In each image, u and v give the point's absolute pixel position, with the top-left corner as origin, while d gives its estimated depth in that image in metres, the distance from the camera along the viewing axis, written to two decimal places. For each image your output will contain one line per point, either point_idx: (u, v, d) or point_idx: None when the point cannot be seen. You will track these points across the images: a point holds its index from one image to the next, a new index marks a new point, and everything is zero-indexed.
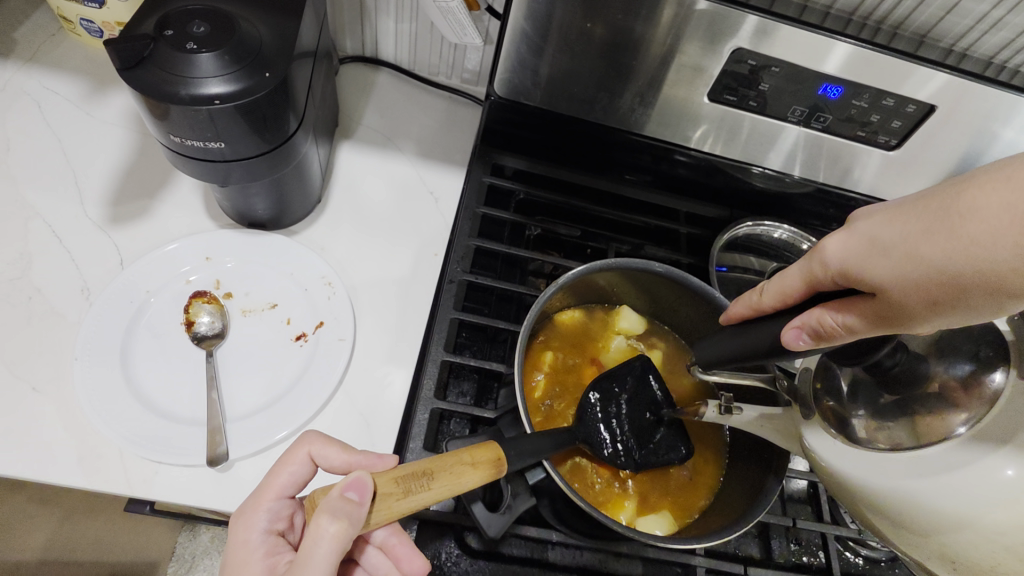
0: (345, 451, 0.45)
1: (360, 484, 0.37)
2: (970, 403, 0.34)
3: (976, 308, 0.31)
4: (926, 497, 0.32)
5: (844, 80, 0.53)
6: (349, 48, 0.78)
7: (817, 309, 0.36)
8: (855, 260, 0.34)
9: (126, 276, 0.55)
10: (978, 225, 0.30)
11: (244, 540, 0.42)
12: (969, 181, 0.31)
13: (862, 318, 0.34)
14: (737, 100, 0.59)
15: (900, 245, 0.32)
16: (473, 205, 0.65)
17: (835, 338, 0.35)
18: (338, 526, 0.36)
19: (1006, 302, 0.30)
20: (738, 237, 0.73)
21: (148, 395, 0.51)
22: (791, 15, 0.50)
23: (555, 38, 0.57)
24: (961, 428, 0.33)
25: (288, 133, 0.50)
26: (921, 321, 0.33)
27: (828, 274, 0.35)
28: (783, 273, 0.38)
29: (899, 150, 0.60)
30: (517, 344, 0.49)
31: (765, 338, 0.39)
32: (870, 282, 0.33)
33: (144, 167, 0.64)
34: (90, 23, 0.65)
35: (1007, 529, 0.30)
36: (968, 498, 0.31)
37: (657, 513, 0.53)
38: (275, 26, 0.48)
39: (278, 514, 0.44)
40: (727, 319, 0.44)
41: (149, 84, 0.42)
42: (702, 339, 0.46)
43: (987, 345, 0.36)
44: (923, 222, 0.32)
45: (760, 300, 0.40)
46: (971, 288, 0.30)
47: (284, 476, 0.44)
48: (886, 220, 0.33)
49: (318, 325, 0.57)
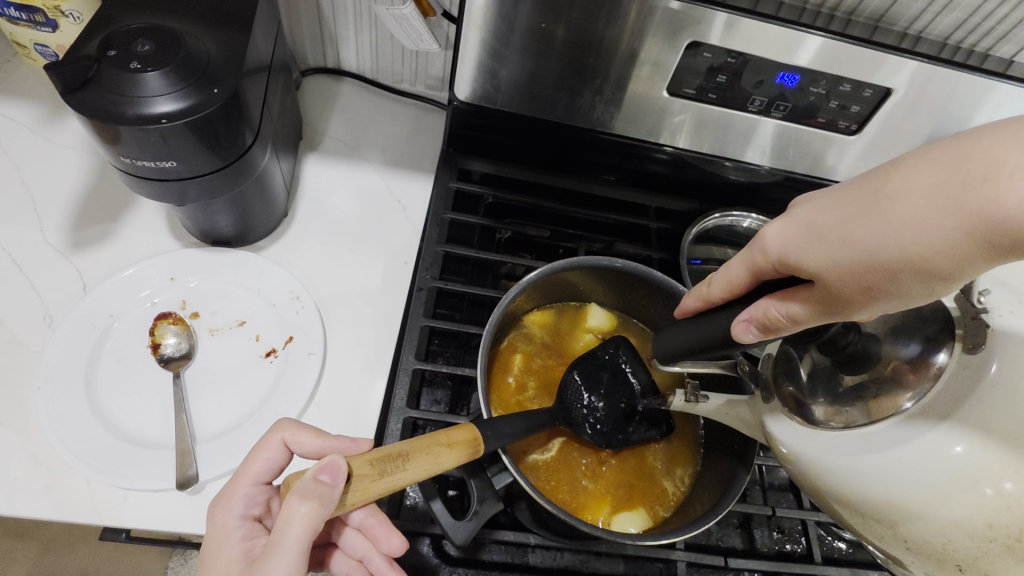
0: (317, 437, 0.45)
1: (334, 467, 0.37)
2: (917, 380, 0.34)
3: (908, 291, 0.31)
4: (873, 471, 0.33)
5: (800, 68, 0.54)
6: (311, 60, 0.77)
7: (764, 301, 0.36)
8: (794, 247, 0.34)
9: (89, 300, 0.55)
10: (905, 208, 0.30)
11: (221, 524, 0.43)
12: (898, 166, 0.32)
13: (805, 305, 0.34)
14: (696, 93, 0.59)
15: (834, 230, 0.32)
16: (441, 211, 0.65)
17: (782, 328, 0.36)
18: (309, 507, 0.36)
19: (936, 284, 0.30)
20: (708, 229, 0.73)
21: (116, 421, 0.50)
22: (745, 6, 0.50)
23: (515, 42, 0.57)
24: (908, 404, 0.34)
25: (244, 147, 0.50)
26: (859, 306, 0.33)
27: (770, 262, 0.36)
28: (728, 265, 0.39)
29: (860, 134, 0.60)
30: (481, 345, 0.48)
31: (719, 331, 0.40)
32: (808, 269, 0.33)
33: (105, 191, 0.63)
34: (44, 48, 0.64)
35: (951, 500, 0.30)
36: (911, 475, 0.32)
37: (632, 510, 0.53)
38: (224, 42, 0.47)
39: (254, 499, 0.44)
40: (683, 312, 0.45)
41: (94, 106, 0.42)
42: (659, 334, 0.47)
43: (932, 322, 0.36)
44: (855, 206, 0.32)
45: (710, 291, 0.41)
46: (902, 272, 0.30)
47: (260, 462, 0.44)
48: (823, 205, 0.34)
49: (288, 340, 0.56)
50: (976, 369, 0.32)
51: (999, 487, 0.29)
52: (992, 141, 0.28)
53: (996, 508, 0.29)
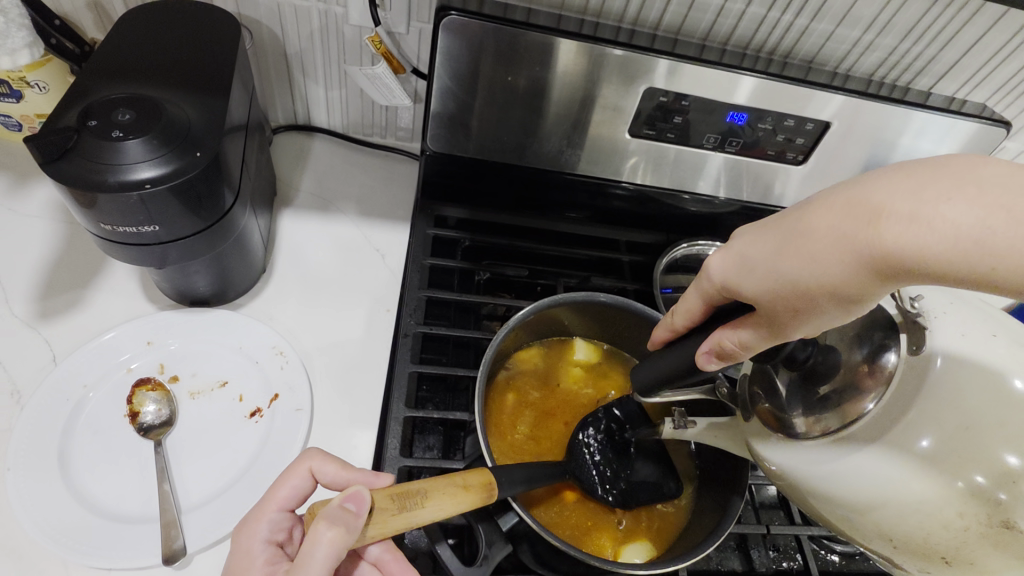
0: (342, 468, 0.44)
1: (359, 495, 0.37)
2: (875, 384, 0.37)
3: (830, 314, 0.34)
4: (849, 479, 0.36)
5: (746, 107, 0.59)
6: (281, 119, 0.78)
7: (717, 332, 0.39)
8: (733, 277, 0.37)
9: (62, 370, 0.53)
10: (811, 244, 0.33)
11: (244, 548, 0.41)
12: (809, 204, 0.34)
13: (751, 332, 0.37)
14: (656, 134, 0.63)
15: (762, 262, 0.35)
16: (420, 257, 0.66)
17: (736, 354, 0.38)
18: (335, 532, 0.35)
19: (850, 307, 0.33)
20: (677, 259, 0.74)
21: (94, 496, 0.48)
22: (692, 55, 0.57)
23: (483, 93, 0.60)
24: (871, 404, 0.36)
25: (224, 209, 0.50)
26: (793, 328, 0.35)
27: (716, 290, 0.39)
28: (684, 297, 0.41)
29: (806, 164, 0.64)
30: (476, 387, 0.49)
31: (681, 360, 0.42)
32: (745, 297, 0.36)
33: (74, 257, 0.61)
34: (8, 119, 0.64)
35: (925, 498, 0.34)
36: (886, 480, 0.34)
37: (636, 542, 0.54)
38: (202, 108, 0.48)
39: (278, 525, 0.43)
40: (653, 342, 0.46)
41: (75, 176, 0.42)
42: (637, 365, 0.48)
43: (879, 329, 0.38)
44: (776, 240, 0.35)
45: (673, 321, 0.43)
46: (819, 297, 0.33)
47: (286, 488, 0.43)
48: (753, 239, 0.36)
49: (273, 398, 0.55)
50: (920, 368, 0.35)
51: (968, 480, 0.33)
52: (879, 184, 0.31)
53: (964, 497, 0.33)
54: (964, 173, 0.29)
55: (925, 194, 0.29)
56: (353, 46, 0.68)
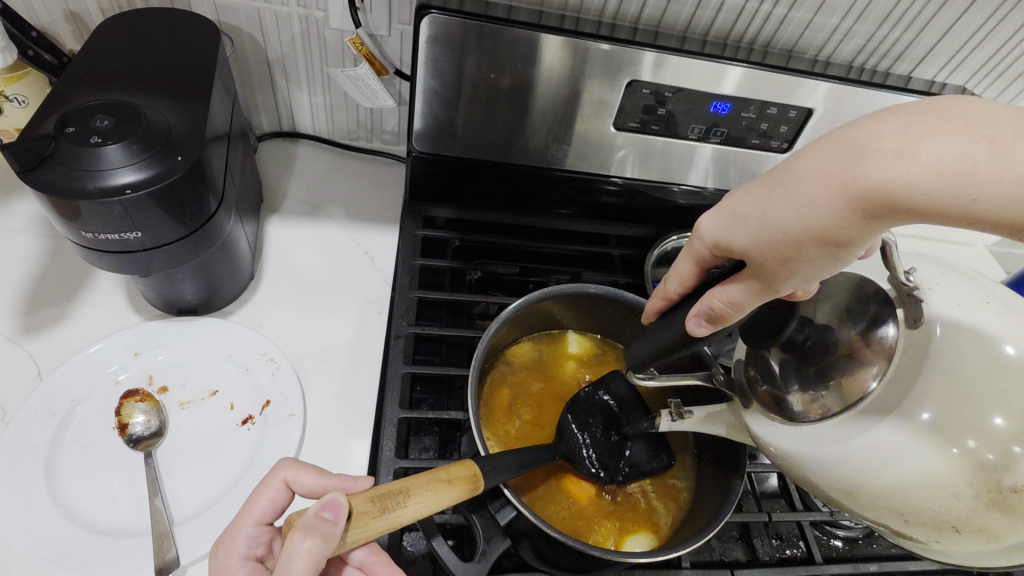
0: (319, 475, 0.43)
1: (336, 503, 0.36)
2: (874, 356, 0.37)
3: (820, 261, 0.33)
4: (851, 456, 0.36)
5: (730, 96, 0.59)
6: (266, 125, 0.78)
7: (710, 292, 0.38)
8: (724, 233, 0.37)
9: (48, 386, 0.52)
10: (798, 190, 0.33)
11: (223, 566, 0.40)
12: (796, 154, 0.34)
13: (744, 288, 0.36)
14: (641, 126, 0.63)
15: (752, 213, 0.35)
16: (410, 258, 0.65)
17: (728, 315, 0.38)
18: (312, 542, 0.35)
19: (839, 251, 0.33)
20: (668, 252, 0.73)
21: (83, 512, 0.47)
22: (674, 47, 0.57)
23: (468, 92, 0.60)
24: (873, 383, 0.36)
25: (209, 213, 0.50)
26: (784, 279, 0.35)
27: (708, 248, 0.38)
28: (676, 261, 0.41)
29: (791, 151, 0.65)
30: (469, 380, 0.49)
31: (676, 328, 0.42)
32: (738, 251, 0.36)
33: (58, 272, 0.60)
34: None
35: (930, 468, 0.34)
36: (890, 453, 0.34)
37: (638, 533, 0.53)
38: (181, 111, 0.48)
39: (256, 539, 0.42)
40: (648, 315, 0.46)
41: (54, 183, 0.41)
42: (630, 343, 0.48)
43: (873, 302, 0.39)
44: (764, 191, 0.35)
45: (666, 288, 0.43)
46: (807, 243, 0.33)
47: (263, 502, 0.42)
48: (744, 193, 0.36)
49: (265, 404, 0.55)
50: (921, 339, 0.36)
51: (963, 445, 0.33)
52: (861, 126, 0.31)
53: (967, 463, 0.33)
54: (950, 110, 0.29)
55: (908, 132, 0.29)
56: (335, 49, 0.67)
